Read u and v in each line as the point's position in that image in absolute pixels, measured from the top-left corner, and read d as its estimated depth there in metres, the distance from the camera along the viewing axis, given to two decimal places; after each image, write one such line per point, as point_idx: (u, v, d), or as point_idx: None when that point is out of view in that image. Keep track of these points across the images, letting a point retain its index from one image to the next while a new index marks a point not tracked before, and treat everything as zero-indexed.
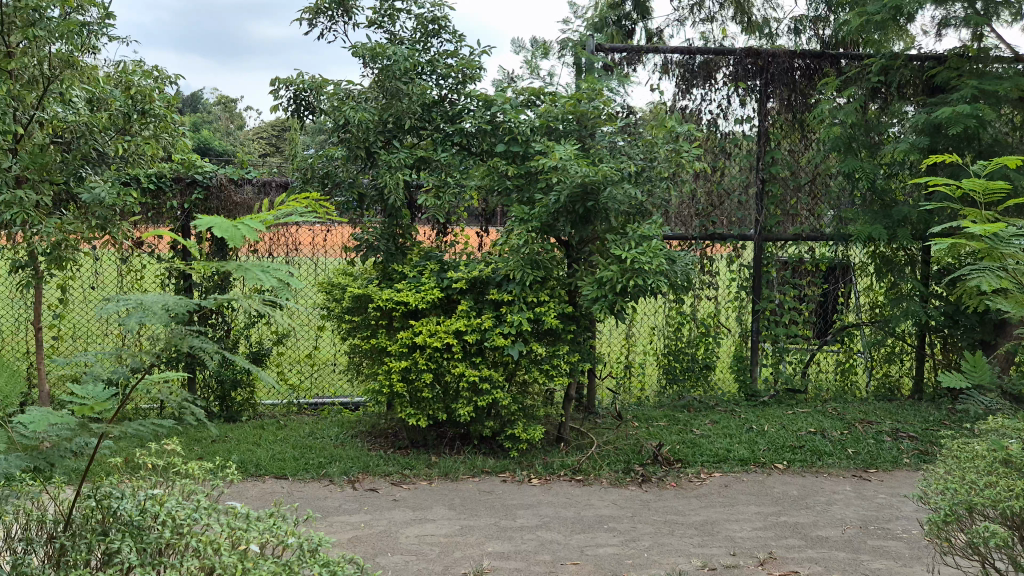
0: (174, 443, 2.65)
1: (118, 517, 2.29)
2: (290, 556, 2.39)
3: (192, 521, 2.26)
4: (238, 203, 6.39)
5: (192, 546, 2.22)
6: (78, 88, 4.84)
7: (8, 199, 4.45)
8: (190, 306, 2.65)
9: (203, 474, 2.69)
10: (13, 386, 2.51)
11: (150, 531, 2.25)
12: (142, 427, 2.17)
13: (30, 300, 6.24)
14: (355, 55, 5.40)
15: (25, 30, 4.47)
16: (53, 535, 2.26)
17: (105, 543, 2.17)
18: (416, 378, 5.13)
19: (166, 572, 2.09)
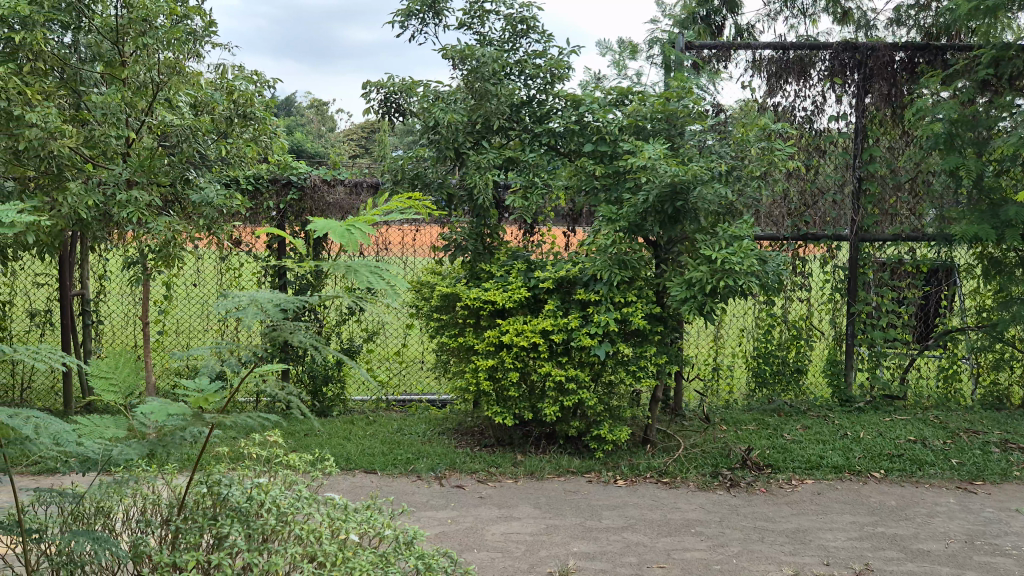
0: (275, 435, 2.74)
1: (227, 504, 2.37)
2: (386, 548, 2.47)
3: (295, 510, 2.37)
4: (330, 203, 6.56)
5: (295, 535, 2.34)
6: (183, 94, 5.06)
7: (122, 199, 4.74)
8: (293, 304, 2.77)
9: (301, 466, 2.79)
10: (135, 376, 2.67)
11: (256, 518, 2.34)
12: (250, 418, 2.26)
13: (138, 296, 6.56)
14: (444, 57, 5.48)
15: (138, 40, 4.80)
16: (168, 518, 2.35)
17: (216, 527, 2.26)
18: (503, 377, 5.17)
19: (272, 557, 2.18)
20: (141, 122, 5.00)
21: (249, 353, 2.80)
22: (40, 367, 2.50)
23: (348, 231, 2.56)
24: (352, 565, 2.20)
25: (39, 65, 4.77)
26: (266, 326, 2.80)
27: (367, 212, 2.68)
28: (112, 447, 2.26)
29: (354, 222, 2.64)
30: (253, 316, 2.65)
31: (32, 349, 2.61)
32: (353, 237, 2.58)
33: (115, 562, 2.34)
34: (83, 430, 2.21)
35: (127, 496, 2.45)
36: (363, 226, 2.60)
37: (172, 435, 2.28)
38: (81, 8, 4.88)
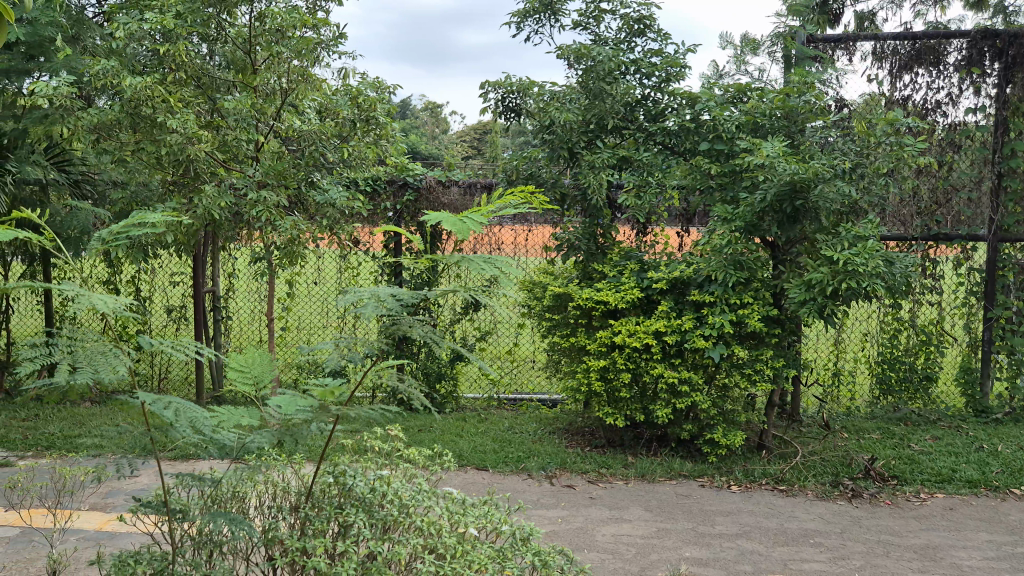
0: (396, 429, 2.82)
1: (352, 493, 2.46)
2: (503, 543, 2.51)
3: (415, 502, 2.43)
4: (445, 204, 6.69)
5: (415, 526, 2.39)
6: (309, 100, 5.29)
7: (253, 201, 4.99)
8: (410, 298, 3.07)
9: (420, 460, 2.87)
10: (268, 370, 2.82)
11: (379, 509, 2.42)
12: (373, 411, 2.34)
13: (264, 293, 6.89)
14: (559, 57, 5.49)
15: (276, 48, 5.10)
16: (297, 505, 2.46)
17: (342, 515, 2.35)
18: (614, 378, 5.14)
19: (395, 546, 2.25)
20: (270, 127, 5.24)
21: (373, 348, 2.93)
22: (183, 355, 2.72)
23: (459, 224, 2.52)
24: (471, 558, 2.25)
25: (180, 75, 5.10)
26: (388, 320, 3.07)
27: (481, 205, 2.63)
28: (247, 435, 2.37)
29: (467, 215, 2.60)
30: (379, 305, 3.04)
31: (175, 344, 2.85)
32: (464, 229, 2.55)
33: (249, 545, 2.46)
34: (223, 419, 2.32)
35: (260, 481, 2.58)
36: (476, 218, 2.59)
37: (302, 425, 2.38)
38: (218, 20, 5.17)
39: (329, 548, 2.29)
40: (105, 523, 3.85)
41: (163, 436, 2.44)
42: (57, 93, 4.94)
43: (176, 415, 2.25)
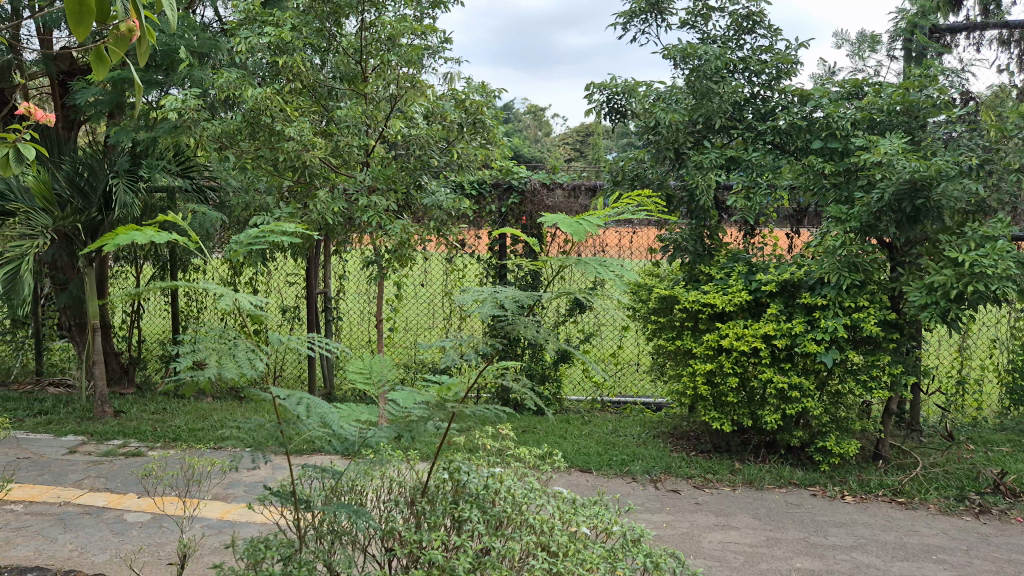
0: (506, 428, 2.87)
1: (467, 490, 2.54)
2: (614, 544, 2.51)
3: (528, 500, 2.52)
4: (549, 207, 6.71)
5: (528, 523, 2.43)
6: (418, 106, 5.46)
7: (365, 204, 5.17)
8: (530, 299, 3.18)
9: (529, 460, 2.91)
10: (391, 367, 2.96)
11: (493, 505, 2.50)
12: (485, 408, 2.39)
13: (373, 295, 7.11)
14: (665, 57, 5.44)
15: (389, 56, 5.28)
16: (413, 500, 2.50)
17: (456, 510, 2.40)
18: (721, 382, 5.05)
19: (509, 543, 2.29)
20: (380, 132, 5.39)
21: (489, 345, 3.01)
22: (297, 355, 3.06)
23: (574, 225, 2.65)
24: (583, 557, 2.25)
25: (298, 84, 5.32)
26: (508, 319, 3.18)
27: (596, 207, 2.73)
28: (369, 431, 2.47)
29: (583, 218, 2.72)
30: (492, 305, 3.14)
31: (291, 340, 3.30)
32: (579, 229, 2.66)
33: (366, 537, 2.54)
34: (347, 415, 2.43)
35: (378, 474, 2.67)
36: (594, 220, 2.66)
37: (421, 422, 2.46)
38: (331, 31, 5.39)
39: (444, 543, 2.35)
40: (227, 512, 4.07)
41: (291, 429, 2.57)
42: (185, 106, 5.24)
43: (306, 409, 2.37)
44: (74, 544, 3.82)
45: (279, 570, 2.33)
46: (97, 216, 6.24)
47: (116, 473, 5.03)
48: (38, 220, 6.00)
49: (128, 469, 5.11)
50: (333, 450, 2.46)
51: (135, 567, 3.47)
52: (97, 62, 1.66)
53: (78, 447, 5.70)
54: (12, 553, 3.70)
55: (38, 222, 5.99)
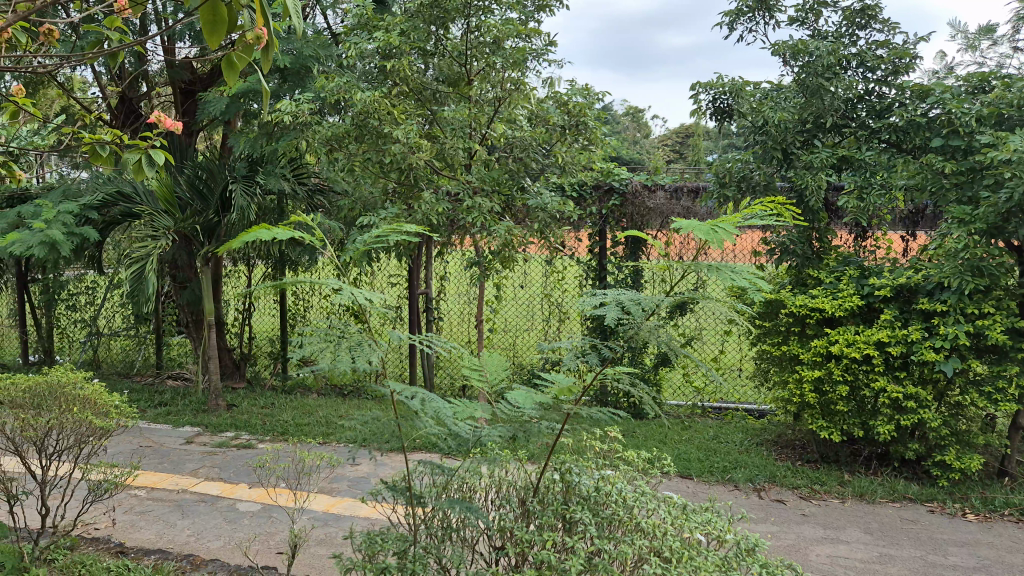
0: (615, 431, 2.86)
1: (577, 491, 2.55)
2: (727, 553, 2.44)
3: (640, 503, 2.49)
4: (650, 210, 6.64)
5: (639, 527, 2.40)
6: (521, 109, 5.52)
7: (470, 206, 5.25)
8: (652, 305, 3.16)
9: (637, 464, 2.87)
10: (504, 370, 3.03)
11: (604, 507, 2.50)
12: (592, 409, 2.38)
13: (474, 295, 7.20)
14: (774, 54, 5.30)
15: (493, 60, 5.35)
16: (524, 499, 2.54)
17: (567, 511, 2.42)
18: (830, 391, 4.86)
19: (620, 546, 2.27)
20: (483, 135, 5.46)
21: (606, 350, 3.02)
22: (382, 362, 3.16)
23: (710, 231, 2.56)
24: (697, 564, 2.20)
25: (404, 89, 5.44)
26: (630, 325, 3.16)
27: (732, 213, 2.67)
28: (479, 429, 2.50)
29: (717, 223, 2.64)
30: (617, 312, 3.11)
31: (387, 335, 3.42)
32: (716, 236, 2.58)
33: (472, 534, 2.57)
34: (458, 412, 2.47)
35: (483, 473, 2.69)
36: (729, 226, 2.57)
37: (532, 421, 2.48)
38: (437, 37, 5.49)
39: (552, 543, 2.34)
40: (332, 505, 4.20)
41: (405, 425, 2.64)
42: (298, 112, 5.44)
43: (421, 405, 2.44)
44: (192, 530, 4.01)
45: (387, 563, 2.38)
46: (214, 218, 6.51)
47: (229, 464, 5.26)
48: (161, 222, 6.41)
49: (240, 460, 5.34)
50: (441, 446, 2.50)
51: (249, 554, 3.61)
52: (228, 68, 1.74)
53: (193, 437, 5.99)
54: (136, 536, 3.92)
55: (161, 224, 6.41)
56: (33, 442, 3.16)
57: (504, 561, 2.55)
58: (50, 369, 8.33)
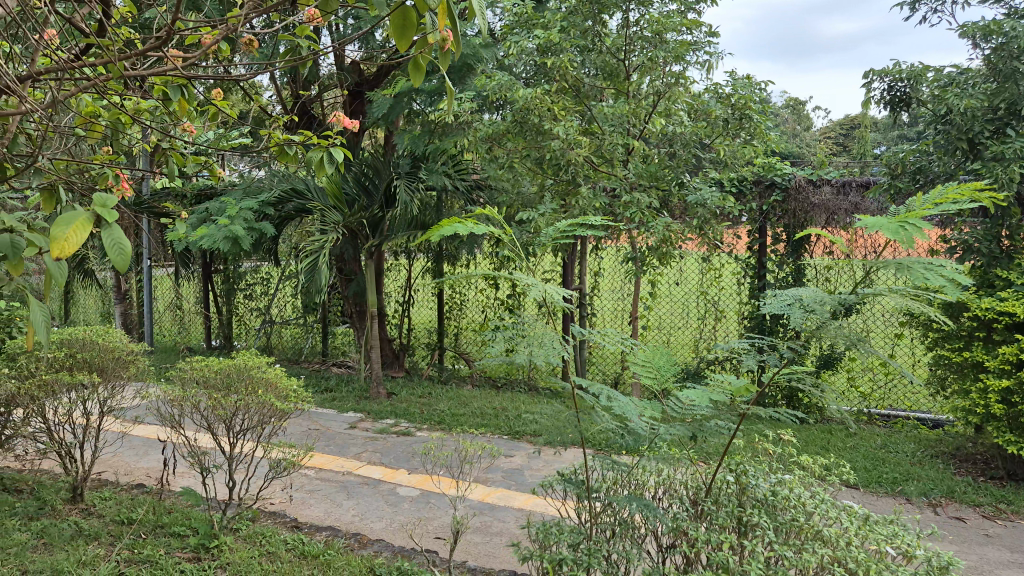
0: (789, 435, 2.76)
1: (754, 493, 2.49)
2: (916, 569, 2.28)
3: (821, 510, 2.37)
4: (816, 205, 6.32)
5: (821, 535, 2.29)
6: (682, 102, 5.41)
7: (629, 201, 5.24)
8: (836, 302, 2.90)
9: (813, 469, 2.74)
10: (672, 370, 3.03)
11: (783, 511, 2.40)
12: (766, 409, 2.31)
13: (628, 291, 7.16)
14: (961, 36, 4.91)
15: (653, 53, 5.30)
16: (699, 499, 2.51)
17: (743, 514, 2.37)
18: (1020, 402, 4.46)
19: (801, 554, 2.16)
20: (642, 129, 5.40)
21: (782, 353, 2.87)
22: (542, 359, 3.22)
23: (898, 230, 2.30)
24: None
25: (564, 86, 5.47)
26: (809, 324, 2.92)
27: (921, 206, 2.38)
28: (657, 426, 2.49)
29: (905, 219, 2.37)
30: (801, 311, 2.91)
31: (541, 321, 3.53)
32: (904, 235, 2.33)
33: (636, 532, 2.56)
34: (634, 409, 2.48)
35: (650, 470, 2.68)
36: (918, 222, 2.32)
37: (708, 422, 2.43)
38: (596, 31, 5.48)
39: (723, 547, 2.27)
40: (488, 495, 4.32)
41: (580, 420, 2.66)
42: (461, 110, 5.59)
43: (604, 402, 2.47)
44: (357, 510, 4.22)
45: (550, 555, 2.42)
46: (379, 214, 6.83)
47: (390, 450, 5.49)
48: (331, 217, 6.77)
49: (401, 447, 5.57)
50: (617, 443, 2.51)
51: (414, 537, 3.76)
52: (413, 71, 1.79)
53: (357, 423, 6.30)
54: (308, 512, 4.17)
55: (331, 220, 6.76)
56: (223, 420, 3.44)
57: (673, 559, 2.53)
58: (229, 354, 9.00)
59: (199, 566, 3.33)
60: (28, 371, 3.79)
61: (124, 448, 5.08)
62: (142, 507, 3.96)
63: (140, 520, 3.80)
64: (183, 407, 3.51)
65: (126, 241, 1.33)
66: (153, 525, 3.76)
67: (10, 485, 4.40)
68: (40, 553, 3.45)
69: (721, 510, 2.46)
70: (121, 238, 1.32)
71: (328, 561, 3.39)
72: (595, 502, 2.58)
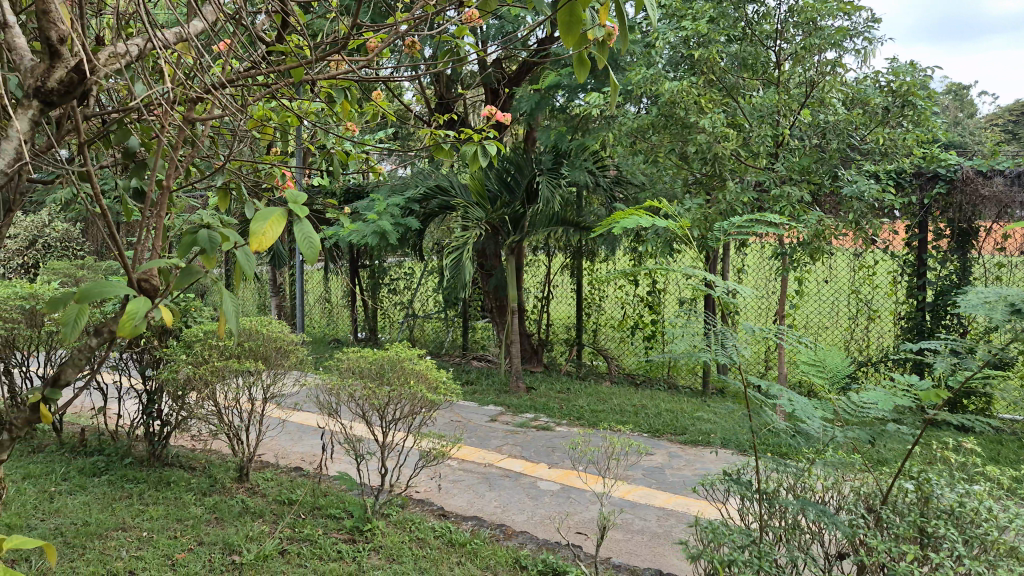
0: (971, 443, 2.57)
1: (937, 504, 2.34)
2: None
3: (1016, 526, 2.19)
4: (986, 196, 5.72)
5: (1018, 552, 2.13)
6: (836, 91, 5.16)
7: (780, 196, 5.07)
8: None
9: (998, 481, 2.55)
10: (840, 366, 2.85)
11: (972, 524, 2.25)
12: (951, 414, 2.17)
13: (775, 289, 6.93)
14: None
15: (806, 41, 5.09)
16: (876, 507, 2.40)
17: (927, 525, 2.25)
18: None
19: (997, 572, 2.03)
20: (794, 120, 5.20)
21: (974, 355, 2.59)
22: (690, 355, 3.16)
23: None
24: None
25: (711, 77, 5.35)
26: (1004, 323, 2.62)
27: None
28: (829, 428, 2.42)
29: None
30: (994, 310, 2.63)
31: (689, 317, 3.46)
32: None
33: (800, 537, 2.48)
34: (811, 411, 2.42)
35: (817, 475, 2.59)
36: None
37: (886, 427, 2.31)
38: (745, 20, 5.34)
39: (906, 558, 2.15)
40: (629, 493, 4.29)
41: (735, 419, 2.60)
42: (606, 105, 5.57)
43: (786, 405, 2.45)
44: (499, 502, 4.29)
45: (711, 556, 2.39)
46: (521, 210, 6.91)
47: (530, 443, 5.56)
48: (474, 214, 6.92)
49: (540, 441, 5.62)
50: (785, 444, 2.46)
51: (563, 531, 3.79)
52: (578, 64, 1.72)
53: (498, 416, 6.40)
54: (453, 501, 4.27)
55: (474, 216, 6.91)
56: (377, 409, 3.58)
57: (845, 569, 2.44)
58: (374, 346, 9.36)
59: (354, 548, 3.48)
60: (202, 358, 4.08)
61: (282, 432, 5.38)
62: (301, 489, 4.19)
63: (300, 501, 4.02)
64: (342, 395, 3.68)
65: (315, 235, 1.41)
66: (310, 506, 3.96)
67: (184, 462, 4.75)
68: (212, 527, 3.71)
69: (902, 520, 2.34)
70: (311, 233, 1.39)
71: (474, 551, 3.46)
72: (756, 504, 2.53)
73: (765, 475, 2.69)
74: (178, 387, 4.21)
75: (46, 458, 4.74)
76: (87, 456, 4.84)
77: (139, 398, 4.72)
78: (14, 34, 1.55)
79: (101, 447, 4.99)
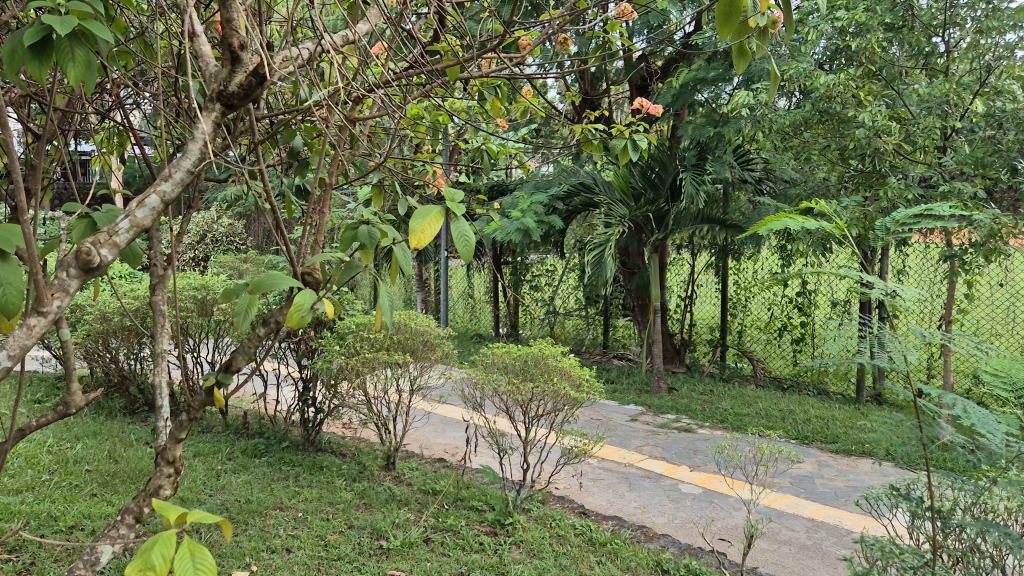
0: None
1: None
2: None
3: None
4: None
5: None
6: (1015, 77, 4.76)
7: (949, 192, 4.72)
8: None
9: None
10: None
11: None
12: None
13: (941, 292, 6.43)
14: None
15: (982, 24, 4.73)
16: None
17: None
18: None
19: None
20: (965, 110, 4.85)
21: None
22: (846, 360, 3.00)
23: None
24: None
25: (872, 67, 5.07)
26: None
27: None
28: (1014, 445, 2.23)
29: None
30: None
31: (846, 320, 3.27)
32: None
33: (979, 563, 2.30)
34: (986, 421, 2.26)
35: (998, 497, 2.38)
36: None
37: None
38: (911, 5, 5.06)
39: None
40: (774, 501, 4.13)
41: (903, 433, 2.44)
42: (756, 100, 5.38)
43: (953, 413, 2.33)
44: (639, 502, 4.24)
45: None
46: (665, 207, 6.80)
47: (671, 444, 5.46)
48: (618, 211, 6.87)
49: (682, 442, 5.52)
50: (959, 459, 2.30)
51: (709, 537, 3.69)
52: (737, 55, 1.61)
53: (638, 416, 6.32)
54: (593, 500, 4.26)
55: (617, 213, 6.85)
56: (521, 404, 3.62)
57: None
58: (515, 342, 9.47)
59: (496, 541, 3.53)
60: (354, 349, 4.25)
61: (426, 424, 5.53)
62: (444, 480, 4.29)
63: (444, 491, 4.12)
64: (486, 390, 3.73)
65: (470, 231, 1.43)
66: (454, 497, 4.05)
67: (336, 449, 4.97)
68: (362, 512, 3.87)
69: None
70: (465, 227, 1.42)
71: (615, 551, 3.43)
72: (927, 523, 2.35)
73: (938, 492, 2.51)
74: (331, 376, 4.42)
75: (214, 439, 5.10)
76: (249, 438, 5.16)
77: (297, 385, 4.98)
78: (201, 42, 1.67)
79: (262, 430, 5.30)
